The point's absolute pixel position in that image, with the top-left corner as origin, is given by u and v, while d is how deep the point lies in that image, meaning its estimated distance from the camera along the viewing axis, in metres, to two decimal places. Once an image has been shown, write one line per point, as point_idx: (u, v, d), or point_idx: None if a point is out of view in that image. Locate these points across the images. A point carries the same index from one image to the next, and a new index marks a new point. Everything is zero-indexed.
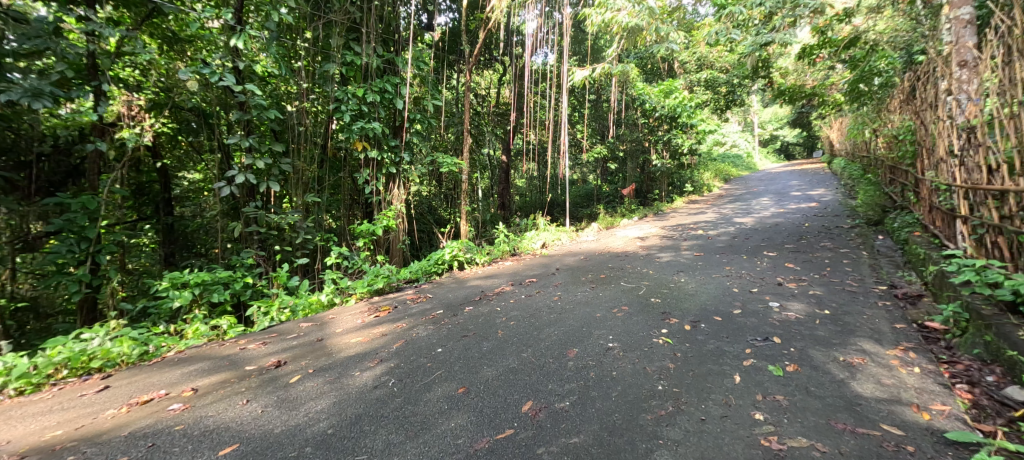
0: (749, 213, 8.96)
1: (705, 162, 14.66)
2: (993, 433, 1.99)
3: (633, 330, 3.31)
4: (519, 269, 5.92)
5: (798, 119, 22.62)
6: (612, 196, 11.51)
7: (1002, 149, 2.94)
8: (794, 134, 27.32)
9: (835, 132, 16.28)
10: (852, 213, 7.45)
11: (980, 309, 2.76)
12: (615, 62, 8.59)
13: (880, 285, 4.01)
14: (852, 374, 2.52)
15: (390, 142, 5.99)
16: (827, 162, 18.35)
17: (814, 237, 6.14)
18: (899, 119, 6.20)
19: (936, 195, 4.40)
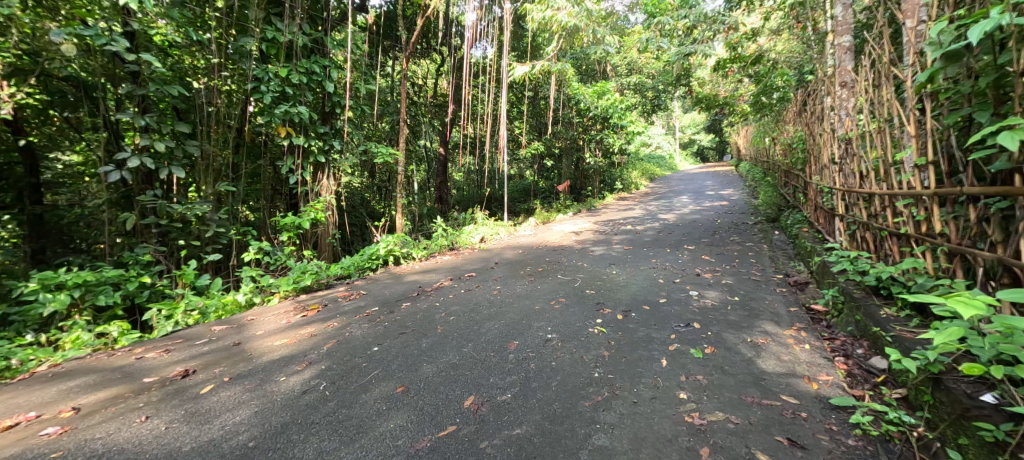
0: (671, 209, 9.67)
1: (633, 162, 15.48)
2: (862, 397, 2.35)
3: (570, 321, 3.43)
4: (456, 264, 5.85)
5: (714, 125, 24.68)
6: (547, 191, 11.81)
7: (871, 157, 3.47)
8: (710, 139, 29.70)
9: (742, 137, 18.14)
10: (755, 211, 8.34)
11: (852, 292, 3.23)
12: (552, 60, 8.73)
13: (778, 274, 4.55)
14: (758, 353, 2.82)
15: (318, 129, 5.67)
16: (736, 164, 20.41)
17: (725, 232, 6.79)
18: (793, 128, 7.07)
19: (820, 196, 5.08)
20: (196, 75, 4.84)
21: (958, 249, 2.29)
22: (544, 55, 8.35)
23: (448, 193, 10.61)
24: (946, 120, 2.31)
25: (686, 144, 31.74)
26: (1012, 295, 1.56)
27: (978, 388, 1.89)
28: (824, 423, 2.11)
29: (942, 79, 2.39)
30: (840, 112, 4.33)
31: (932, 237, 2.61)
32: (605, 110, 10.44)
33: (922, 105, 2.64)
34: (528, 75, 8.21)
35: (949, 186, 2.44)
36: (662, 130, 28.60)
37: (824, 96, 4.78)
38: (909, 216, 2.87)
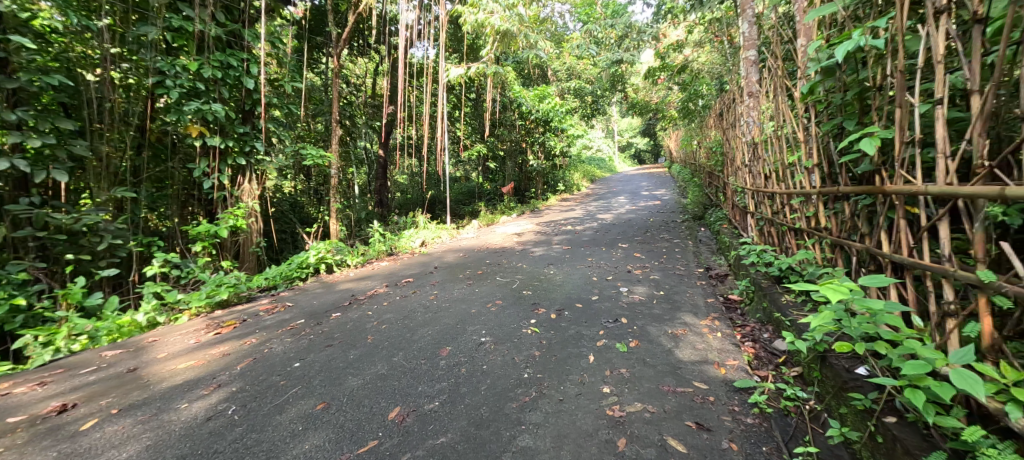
0: (609, 210, 10.04)
1: (576, 164, 15.92)
2: (766, 377, 2.58)
3: (505, 323, 3.44)
4: (392, 270, 5.67)
5: (649, 129, 26.00)
6: (492, 194, 11.82)
7: (772, 159, 3.84)
8: (645, 142, 31.27)
9: (673, 141, 19.29)
10: (684, 210, 8.89)
11: (760, 282, 3.56)
12: (489, 62, 8.69)
13: (700, 268, 4.90)
14: (676, 343, 3.02)
15: (237, 129, 5.22)
16: (669, 166, 21.69)
17: (656, 230, 7.19)
18: (714, 133, 7.63)
19: (735, 196, 5.54)
20: (89, 66, 4.39)
21: (837, 241, 2.59)
22: (481, 57, 8.29)
23: (389, 197, 10.28)
24: (823, 128, 2.61)
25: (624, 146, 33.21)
26: (869, 281, 1.78)
27: (853, 363, 2.15)
28: (728, 404, 2.30)
29: (820, 91, 2.69)
30: (748, 119, 4.75)
31: (818, 231, 2.93)
32: (547, 113, 10.69)
33: (807, 114, 2.94)
34: (465, 77, 8.11)
35: (830, 185, 2.75)
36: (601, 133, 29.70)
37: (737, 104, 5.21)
38: (802, 213, 3.21)
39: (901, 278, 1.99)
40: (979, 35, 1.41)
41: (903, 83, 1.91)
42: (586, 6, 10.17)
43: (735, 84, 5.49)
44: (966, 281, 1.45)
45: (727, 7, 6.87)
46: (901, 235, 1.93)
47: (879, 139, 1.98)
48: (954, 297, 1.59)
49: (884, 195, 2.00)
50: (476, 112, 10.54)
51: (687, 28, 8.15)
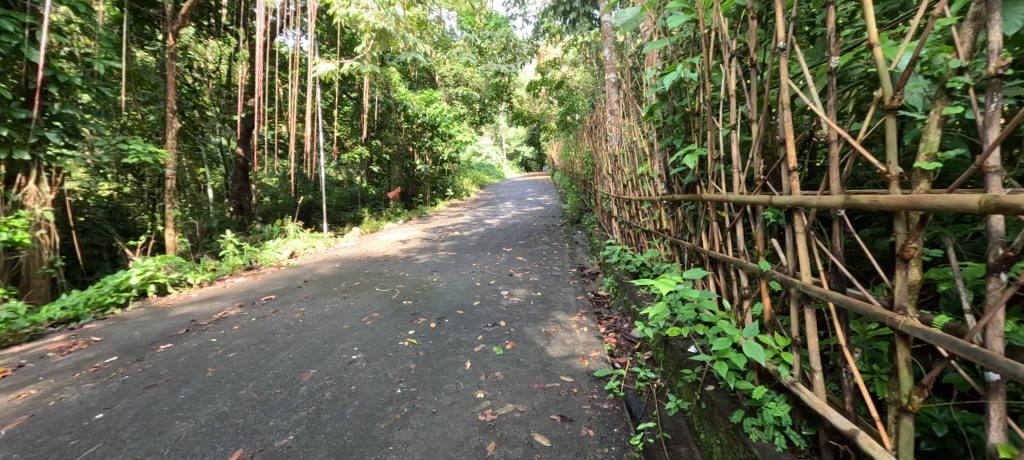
0: (496, 215, 10.31)
1: (464, 169, 16.02)
2: (624, 363, 2.90)
3: (380, 337, 3.30)
4: (254, 286, 5.04)
5: (533, 138, 27.30)
6: (377, 198, 11.24)
7: (629, 170, 4.34)
8: (530, 150, 32.68)
9: (555, 150, 20.51)
10: (563, 215, 9.56)
11: (621, 277, 3.98)
12: (365, 60, 8.15)
13: (574, 268, 5.30)
14: (548, 341, 3.21)
15: (17, 114, 4.13)
16: (552, 173, 23.05)
17: (538, 234, 7.59)
18: (587, 144, 8.33)
19: (605, 203, 6.14)
20: None
21: (675, 241, 3.02)
22: (355, 54, 7.72)
23: (251, 203, 9.23)
24: (662, 144, 3.03)
25: (511, 154, 34.27)
26: (690, 273, 2.10)
27: (686, 344, 2.54)
28: (588, 394, 2.52)
29: (658, 112, 3.11)
30: (610, 133, 5.26)
31: (662, 231, 3.39)
32: (434, 118, 10.41)
33: (652, 131, 3.38)
34: (337, 74, 7.47)
35: (670, 193, 3.21)
36: (489, 140, 30.37)
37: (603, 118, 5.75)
38: (651, 216, 3.68)
39: (716, 270, 2.39)
40: (754, 78, 1.76)
41: (712, 110, 2.31)
42: (469, 15, 10.25)
43: (603, 101, 6.01)
44: (752, 270, 1.81)
45: (596, 31, 7.58)
46: (714, 235, 2.32)
47: (696, 155, 2.35)
48: (748, 284, 1.96)
49: (702, 201, 2.39)
50: (356, 113, 9.95)
51: (563, 47, 8.76)
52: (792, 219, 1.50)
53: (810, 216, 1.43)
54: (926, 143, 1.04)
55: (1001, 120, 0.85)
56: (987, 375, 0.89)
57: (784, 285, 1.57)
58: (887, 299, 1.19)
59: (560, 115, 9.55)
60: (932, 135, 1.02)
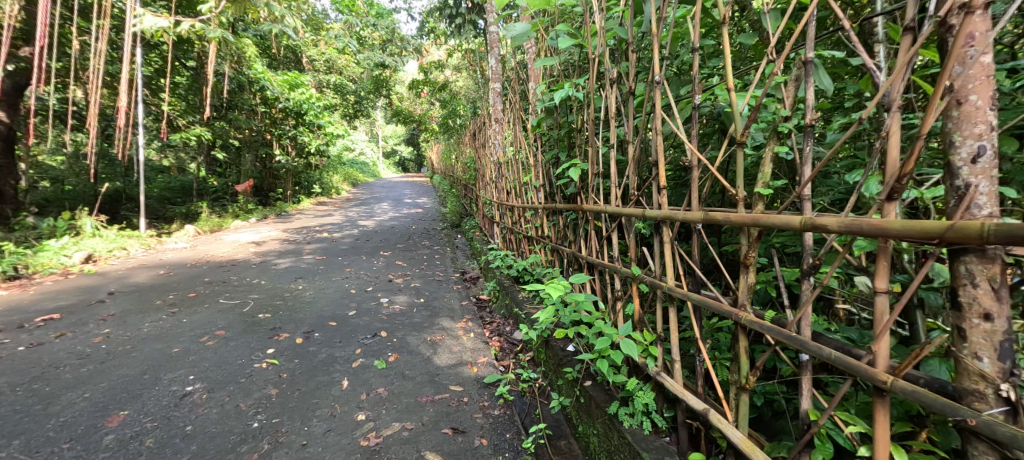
0: (370, 216, 9.93)
1: (335, 165, 14.97)
2: (509, 366, 3.02)
3: (228, 360, 2.94)
4: (23, 303, 4.03)
5: (411, 138, 26.56)
6: (219, 190, 9.66)
7: (512, 177, 4.52)
8: (408, 150, 31.78)
9: (434, 152, 20.47)
10: (442, 218, 9.58)
11: (503, 281, 4.13)
12: (212, 22, 7.00)
13: (456, 272, 5.37)
14: (435, 349, 3.18)
15: None
16: (431, 174, 22.92)
17: (417, 238, 7.48)
18: (469, 150, 8.47)
19: (486, 208, 6.33)
20: None
21: (555, 247, 3.23)
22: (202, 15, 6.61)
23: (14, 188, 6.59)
24: (546, 156, 3.22)
25: (388, 152, 32.84)
26: (575, 278, 2.25)
27: (566, 343, 2.74)
28: (479, 401, 2.56)
29: (544, 125, 3.29)
30: (493, 139, 5.40)
31: (543, 238, 3.60)
32: (299, 104, 9.64)
33: (536, 143, 3.57)
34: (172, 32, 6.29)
35: (551, 202, 3.42)
36: (364, 136, 28.74)
37: (487, 124, 5.88)
38: (533, 223, 3.88)
39: (593, 274, 2.62)
40: (630, 105, 1.95)
41: (594, 129, 2.52)
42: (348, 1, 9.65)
43: (486, 108, 6.14)
44: (626, 275, 2.03)
45: (482, 39, 7.73)
46: (593, 242, 2.54)
47: (579, 169, 2.55)
48: (622, 287, 2.19)
49: (582, 212, 2.60)
50: (195, 86, 8.30)
51: (448, 51, 8.75)
52: (661, 229, 1.71)
53: (675, 227, 1.65)
54: (761, 173, 1.26)
55: (811, 160, 1.07)
56: (800, 357, 1.12)
57: (653, 288, 1.78)
58: (733, 298, 1.42)
59: (443, 118, 9.56)
60: (766, 166, 1.25)
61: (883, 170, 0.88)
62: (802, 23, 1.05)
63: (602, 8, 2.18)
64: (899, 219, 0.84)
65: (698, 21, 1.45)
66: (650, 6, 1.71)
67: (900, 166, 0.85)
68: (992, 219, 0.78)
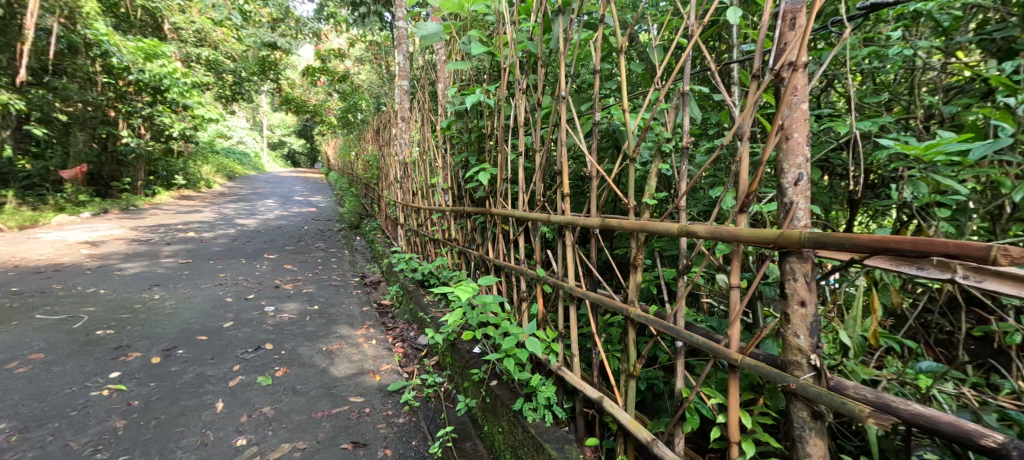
0: (252, 214, 9.06)
1: (205, 154, 13.22)
2: (414, 372, 2.99)
3: (51, 390, 2.49)
4: None
5: (304, 130, 24.57)
6: (35, 175, 7.51)
7: (419, 178, 4.47)
8: (300, 143, 29.37)
9: (330, 147, 19.27)
10: (340, 219, 9.07)
11: (407, 285, 4.07)
12: None
13: (355, 277, 5.15)
14: (332, 360, 3.04)
15: None
16: (326, 171, 21.48)
17: (310, 239, 7.00)
18: (372, 147, 8.14)
19: (389, 209, 6.17)
20: None
21: (463, 250, 3.27)
22: None
23: None
24: (455, 159, 3.25)
25: (275, 143, 30.04)
26: (484, 280, 2.31)
27: (471, 345, 2.79)
28: (382, 411, 2.49)
29: (453, 128, 3.32)
30: (399, 138, 5.27)
31: (450, 241, 3.62)
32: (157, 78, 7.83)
33: (445, 145, 3.57)
34: None
35: (458, 205, 3.45)
36: (247, 124, 25.94)
37: (393, 122, 5.72)
38: (440, 226, 3.88)
39: (500, 276, 2.72)
40: (538, 114, 2.05)
41: (503, 136, 2.60)
42: None
43: (390, 106, 5.96)
44: (531, 276, 2.14)
45: (388, 33, 7.47)
46: (500, 246, 2.62)
47: (489, 173, 2.62)
48: (527, 289, 2.31)
49: (490, 215, 2.67)
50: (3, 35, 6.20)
51: (350, 39, 8.29)
52: (564, 233, 1.84)
53: (577, 232, 1.78)
54: (648, 186, 1.44)
55: (686, 176, 1.25)
56: (676, 345, 1.29)
57: (556, 288, 1.91)
58: (624, 295, 1.59)
59: (342, 112, 9.07)
60: (651, 179, 1.43)
61: (737, 186, 1.06)
62: (681, 61, 1.23)
63: (514, 20, 2.28)
64: (748, 227, 1.02)
65: (600, 45, 1.60)
66: (558, 25, 1.84)
67: (749, 184, 1.04)
68: (807, 228, 1.00)
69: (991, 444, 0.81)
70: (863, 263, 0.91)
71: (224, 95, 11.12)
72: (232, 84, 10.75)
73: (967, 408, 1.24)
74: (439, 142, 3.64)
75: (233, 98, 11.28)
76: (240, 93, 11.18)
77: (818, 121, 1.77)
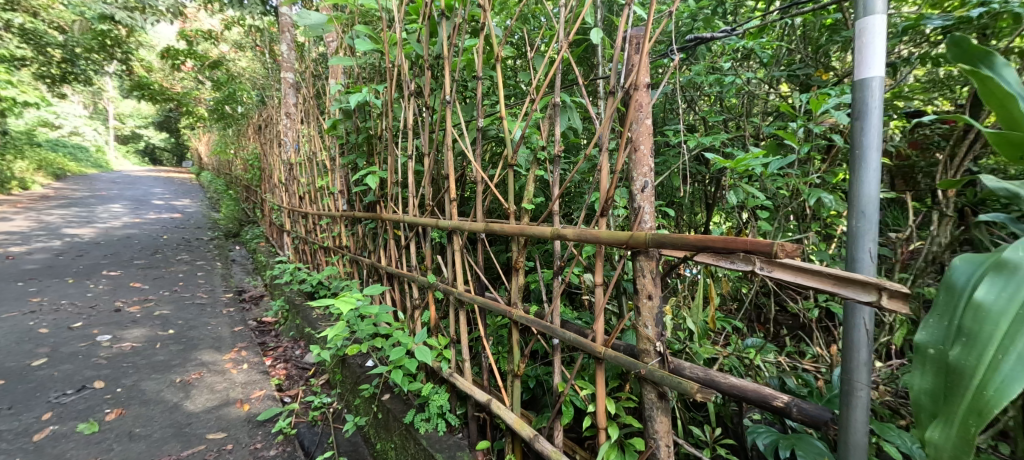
0: (89, 222, 7.58)
1: (23, 147, 10.77)
2: (295, 395, 2.73)
3: None
4: None
5: (164, 122, 21.18)
6: None
7: (307, 181, 4.13)
8: (158, 137, 25.30)
9: (202, 144, 16.99)
10: (213, 226, 8.00)
11: (294, 299, 3.73)
12: None
13: (228, 292, 4.58)
14: (186, 393, 2.64)
15: None
16: (196, 171, 18.84)
17: (171, 251, 6.06)
18: (253, 144, 7.33)
19: (275, 214, 5.62)
20: None
21: (354, 258, 3.09)
22: None
23: None
24: (343, 160, 3.05)
25: (125, 136, 25.51)
26: (369, 290, 2.16)
27: (363, 359, 2.64)
28: (249, 445, 2.21)
29: (341, 128, 3.12)
30: (285, 136, 4.81)
31: (341, 248, 3.39)
32: None
33: (334, 144, 3.34)
34: None
35: (350, 210, 3.26)
36: (86, 112, 21.71)
37: (276, 117, 5.19)
38: (330, 232, 3.62)
39: (392, 283, 2.62)
40: (427, 119, 2.00)
41: (392, 137, 2.51)
42: None
43: (274, 98, 5.39)
44: (422, 283, 2.10)
45: (271, 18, 6.74)
46: (392, 254, 2.54)
47: (378, 176, 2.50)
48: (419, 296, 2.26)
49: (381, 220, 2.56)
50: None
51: (224, 21, 7.34)
52: (452, 239, 1.84)
53: (463, 237, 1.80)
54: (526, 191, 1.50)
55: (559, 182, 1.33)
56: (552, 342, 1.37)
57: (446, 294, 1.89)
58: (508, 297, 1.64)
59: (214, 103, 8.00)
60: (529, 186, 1.49)
61: (598, 191, 1.15)
62: (552, 75, 1.31)
63: (401, 18, 2.19)
64: (606, 229, 1.12)
65: (481, 52, 1.61)
66: (442, 28, 1.82)
67: (606, 191, 1.14)
68: (653, 230, 1.12)
69: (780, 404, 0.99)
70: (693, 259, 1.00)
71: (50, 76, 9.13)
72: (62, 62, 8.85)
73: (782, 373, 1.54)
74: (328, 142, 3.38)
75: (62, 79, 9.29)
76: (74, 75, 9.27)
77: (679, 135, 2.00)
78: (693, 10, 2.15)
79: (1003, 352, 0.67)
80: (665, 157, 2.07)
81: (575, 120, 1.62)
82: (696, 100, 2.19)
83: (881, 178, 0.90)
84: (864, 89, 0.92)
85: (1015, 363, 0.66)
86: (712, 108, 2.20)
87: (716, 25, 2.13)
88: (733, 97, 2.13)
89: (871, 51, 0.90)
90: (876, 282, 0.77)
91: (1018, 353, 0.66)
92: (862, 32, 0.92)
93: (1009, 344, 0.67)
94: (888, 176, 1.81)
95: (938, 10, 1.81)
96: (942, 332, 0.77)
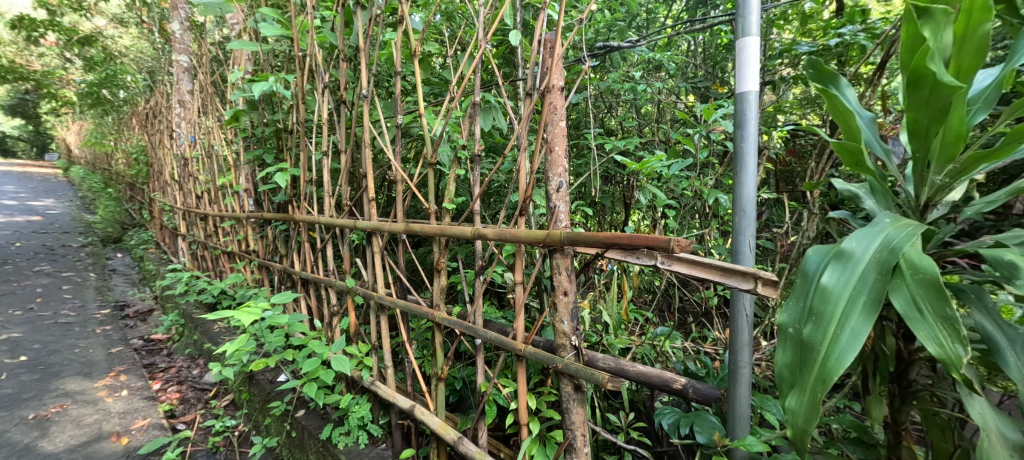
0: None
1: None
2: (191, 420, 2.45)
3: None
4: None
5: (20, 106, 17.97)
6: None
7: (206, 178, 3.73)
8: (10, 124, 21.40)
9: (72, 134, 14.67)
10: (85, 230, 6.93)
11: (191, 313, 3.36)
12: None
13: (105, 308, 4.00)
14: (43, 431, 2.26)
15: None
16: (62, 166, 16.20)
17: (26, 262, 5.14)
18: (139, 136, 6.49)
19: (167, 216, 5.02)
20: None
21: (263, 263, 2.86)
22: None
23: None
24: (248, 156, 2.79)
25: None
26: (278, 298, 1.98)
27: (273, 375, 2.45)
28: None
29: (245, 120, 2.85)
30: (179, 126, 4.32)
31: (248, 252, 3.12)
32: None
33: (238, 138, 3.05)
34: None
35: (259, 210, 3.01)
36: None
37: (168, 106, 4.64)
38: (234, 236, 3.31)
39: (307, 290, 2.46)
40: (344, 114, 1.90)
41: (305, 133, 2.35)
42: None
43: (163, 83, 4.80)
44: (340, 287, 1.99)
45: None
46: (307, 257, 2.38)
47: (289, 174, 2.33)
48: (337, 302, 2.14)
49: (294, 222, 2.39)
50: None
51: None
52: (371, 240, 1.77)
53: (384, 238, 1.74)
54: (447, 190, 1.49)
55: (480, 181, 1.33)
56: (475, 342, 1.37)
57: (365, 299, 1.81)
58: (430, 298, 1.61)
59: (87, 86, 6.94)
60: (451, 185, 1.48)
61: (517, 191, 1.18)
62: (471, 73, 1.30)
63: (314, 4, 2.06)
64: (525, 228, 1.15)
65: (400, 46, 1.56)
66: (359, 19, 1.73)
67: (525, 190, 1.16)
68: (568, 228, 1.17)
69: (678, 386, 1.08)
70: (604, 255, 1.06)
71: None
72: None
73: (687, 359, 1.67)
74: (232, 136, 3.09)
75: None
76: None
77: (596, 139, 2.10)
78: (609, 21, 2.27)
79: (841, 328, 0.79)
80: (585, 160, 2.16)
81: (499, 121, 1.64)
82: (614, 106, 2.31)
83: (758, 179, 1.02)
84: (742, 101, 1.03)
85: (848, 338, 0.77)
86: (627, 115, 2.34)
87: (629, 37, 2.27)
88: (645, 106, 2.28)
89: (747, 67, 1.02)
90: (750, 271, 0.87)
91: (852, 329, 0.78)
92: (740, 50, 1.03)
93: (845, 321, 0.79)
94: (773, 179, 2.09)
95: (809, 36, 2.09)
96: (798, 312, 0.89)
